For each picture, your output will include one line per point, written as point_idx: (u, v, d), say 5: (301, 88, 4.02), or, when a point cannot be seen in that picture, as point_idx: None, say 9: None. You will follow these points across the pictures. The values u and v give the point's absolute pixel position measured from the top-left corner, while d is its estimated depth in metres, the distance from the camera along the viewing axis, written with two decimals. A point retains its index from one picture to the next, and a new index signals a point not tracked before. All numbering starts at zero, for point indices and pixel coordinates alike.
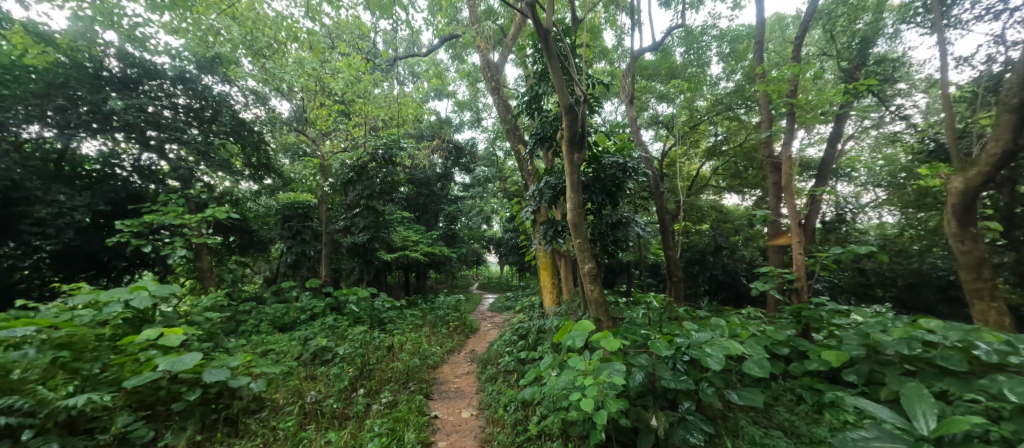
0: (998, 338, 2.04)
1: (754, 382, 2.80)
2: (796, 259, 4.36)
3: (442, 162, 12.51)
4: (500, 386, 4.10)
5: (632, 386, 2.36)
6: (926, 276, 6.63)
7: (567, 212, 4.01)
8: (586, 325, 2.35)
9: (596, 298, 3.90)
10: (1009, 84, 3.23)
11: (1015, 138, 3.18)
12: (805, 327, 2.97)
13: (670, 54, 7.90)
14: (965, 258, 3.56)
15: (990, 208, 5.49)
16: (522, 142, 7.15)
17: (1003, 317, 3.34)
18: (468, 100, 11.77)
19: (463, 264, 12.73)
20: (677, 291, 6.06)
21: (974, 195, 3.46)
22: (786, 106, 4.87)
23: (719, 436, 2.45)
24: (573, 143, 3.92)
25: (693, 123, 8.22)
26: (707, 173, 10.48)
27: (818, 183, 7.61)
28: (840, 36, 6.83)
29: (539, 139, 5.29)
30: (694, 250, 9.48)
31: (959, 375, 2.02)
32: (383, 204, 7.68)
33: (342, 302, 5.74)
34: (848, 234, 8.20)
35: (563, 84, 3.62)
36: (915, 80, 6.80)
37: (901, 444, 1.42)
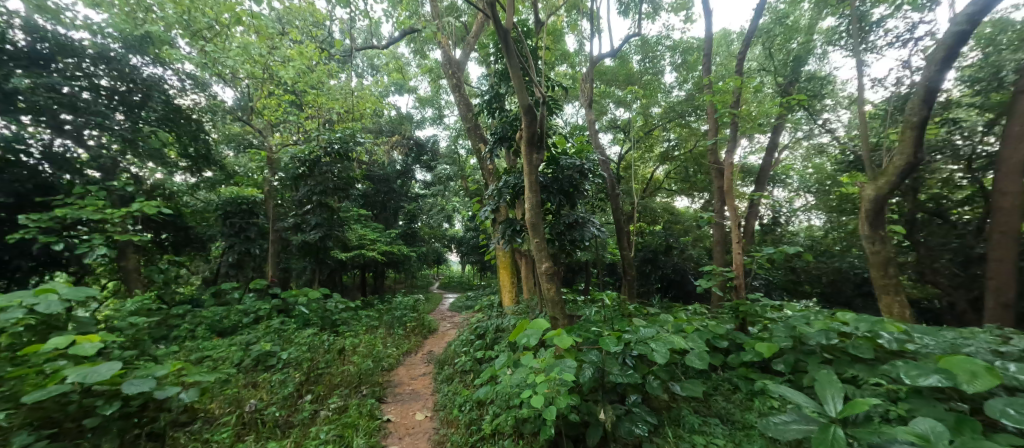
0: (897, 328, 2.31)
1: (696, 373, 2.98)
2: (735, 259, 4.69)
3: (402, 159, 12.18)
4: (455, 386, 4.07)
5: (582, 382, 2.43)
6: (845, 274, 7.38)
7: (524, 212, 4.03)
8: (541, 323, 2.38)
9: (552, 297, 3.96)
10: (912, 103, 3.66)
11: (916, 151, 3.62)
12: (742, 321, 3.19)
13: (628, 61, 8.36)
14: (875, 257, 4.01)
15: (896, 213, 6.22)
16: (483, 141, 7.15)
17: (904, 310, 3.81)
18: (431, 96, 11.67)
19: (423, 264, 12.47)
20: (630, 289, 6.30)
21: (883, 200, 3.89)
22: (730, 116, 5.23)
23: (662, 426, 2.59)
24: (531, 144, 3.96)
25: (647, 128, 8.60)
26: (660, 176, 10.93)
27: (757, 189, 8.25)
28: (778, 54, 7.45)
29: (499, 138, 5.29)
30: (647, 250, 9.92)
31: (864, 361, 2.26)
32: (337, 201, 7.35)
33: (291, 304, 5.43)
34: (782, 236, 8.94)
35: (523, 85, 3.64)
36: (839, 97, 7.53)
37: (815, 426, 1.57)
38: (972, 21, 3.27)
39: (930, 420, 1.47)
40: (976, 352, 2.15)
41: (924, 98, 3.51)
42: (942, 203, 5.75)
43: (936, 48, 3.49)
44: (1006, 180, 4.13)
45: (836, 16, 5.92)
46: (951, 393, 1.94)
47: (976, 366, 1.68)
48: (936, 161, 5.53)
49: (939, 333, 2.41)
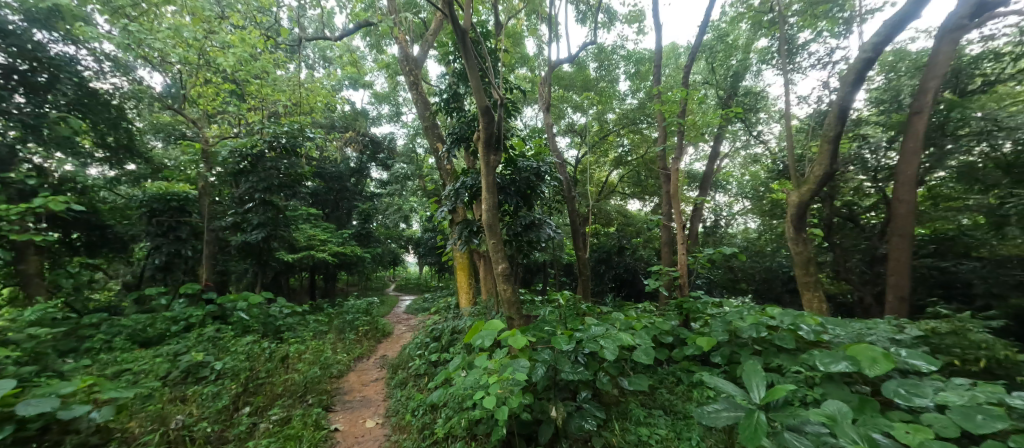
0: (814, 321, 2.58)
1: (643, 368, 3.13)
2: (680, 259, 4.98)
3: (356, 156, 11.70)
4: (409, 391, 3.98)
5: (535, 380, 2.48)
6: (775, 272, 8.09)
7: (481, 213, 4.03)
8: (496, 324, 2.40)
9: (508, 297, 3.98)
10: (830, 119, 4.09)
11: (832, 163, 4.05)
12: (685, 317, 3.39)
13: (585, 67, 8.58)
14: (799, 257, 4.44)
15: (817, 217, 6.92)
16: (441, 140, 7.06)
17: (822, 304, 4.25)
18: (387, 92, 11.30)
19: (378, 265, 12.05)
20: (585, 289, 6.46)
21: (805, 206, 4.31)
22: (677, 124, 5.56)
23: (610, 420, 2.70)
24: (489, 145, 3.97)
25: (602, 134, 8.91)
26: (614, 180, 11.34)
27: (701, 193, 8.82)
28: (720, 69, 7.99)
29: (457, 139, 5.25)
30: (601, 251, 10.28)
31: (787, 351, 2.50)
32: (283, 200, 6.92)
33: (228, 309, 5.04)
34: (722, 237, 9.62)
35: (480, 86, 3.63)
36: (772, 111, 8.25)
37: (742, 413, 1.71)
38: (877, 49, 3.72)
39: (838, 402, 1.65)
40: (878, 340, 2.44)
41: (838, 115, 3.93)
42: (853, 209, 6.48)
43: (848, 71, 3.94)
44: (902, 190, 4.74)
45: (769, 37, 6.48)
46: (857, 378, 2.19)
47: (875, 353, 1.90)
48: (849, 171, 6.23)
49: (849, 325, 2.71)
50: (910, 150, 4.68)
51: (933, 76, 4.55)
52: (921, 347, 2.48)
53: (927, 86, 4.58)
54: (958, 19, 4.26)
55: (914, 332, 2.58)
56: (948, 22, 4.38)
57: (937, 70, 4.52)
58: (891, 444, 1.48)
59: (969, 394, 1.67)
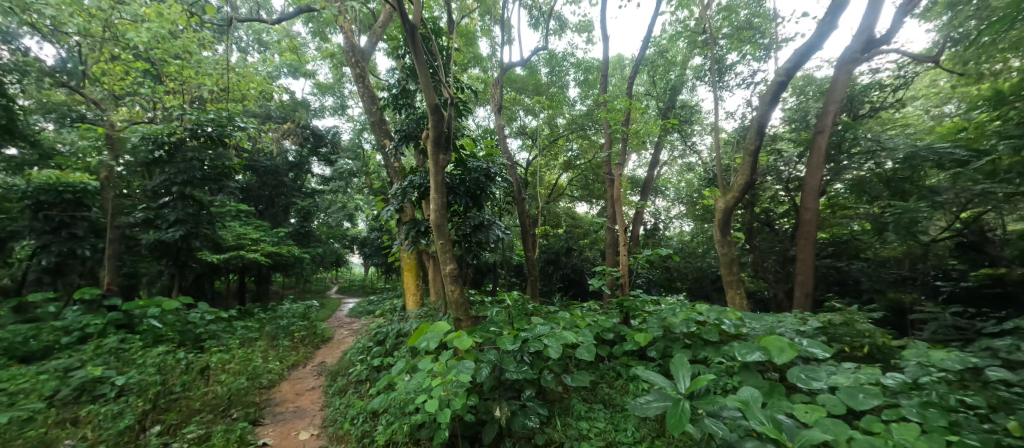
0: (735, 316, 2.83)
1: (585, 365, 3.24)
2: (622, 260, 5.23)
3: (294, 149, 10.92)
4: (349, 398, 3.79)
5: (479, 381, 2.48)
6: (705, 272, 8.79)
7: (430, 212, 3.95)
8: (441, 326, 2.36)
9: (456, 298, 3.94)
10: (751, 134, 4.52)
11: (752, 173, 4.49)
12: (625, 315, 3.56)
13: (536, 72, 8.75)
14: (724, 258, 4.87)
15: (740, 222, 7.60)
16: (388, 137, 6.83)
17: (744, 300, 4.70)
18: (330, 83, 10.68)
19: (318, 266, 11.34)
20: (533, 289, 6.54)
21: (730, 211, 4.73)
22: (621, 132, 5.85)
23: (553, 416, 2.78)
24: (438, 144, 3.90)
25: (552, 137, 9.10)
26: (563, 182, 11.63)
27: (642, 198, 9.34)
28: (660, 82, 8.54)
29: (405, 136, 5.12)
30: (550, 252, 10.54)
31: (712, 343, 2.73)
32: (208, 194, 6.29)
33: (136, 317, 4.46)
34: (660, 240, 10.27)
35: (430, 84, 3.56)
36: (704, 124, 8.96)
37: (670, 402, 1.83)
38: (789, 74, 4.19)
39: (751, 388, 1.83)
40: (786, 332, 2.74)
41: (758, 130, 4.36)
42: (770, 215, 7.23)
43: (765, 91, 4.39)
44: (807, 199, 5.38)
45: (703, 56, 7.03)
46: (768, 365, 2.45)
47: (782, 343, 2.14)
48: (766, 181, 6.94)
49: (764, 319, 3.02)
50: (815, 165, 5.33)
51: (833, 100, 5.23)
52: (820, 337, 2.82)
53: (828, 109, 5.24)
54: (853, 52, 4.92)
55: (815, 324, 2.93)
56: (845, 55, 5.06)
57: (836, 95, 5.20)
58: (792, 423, 1.68)
59: (854, 376, 1.93)
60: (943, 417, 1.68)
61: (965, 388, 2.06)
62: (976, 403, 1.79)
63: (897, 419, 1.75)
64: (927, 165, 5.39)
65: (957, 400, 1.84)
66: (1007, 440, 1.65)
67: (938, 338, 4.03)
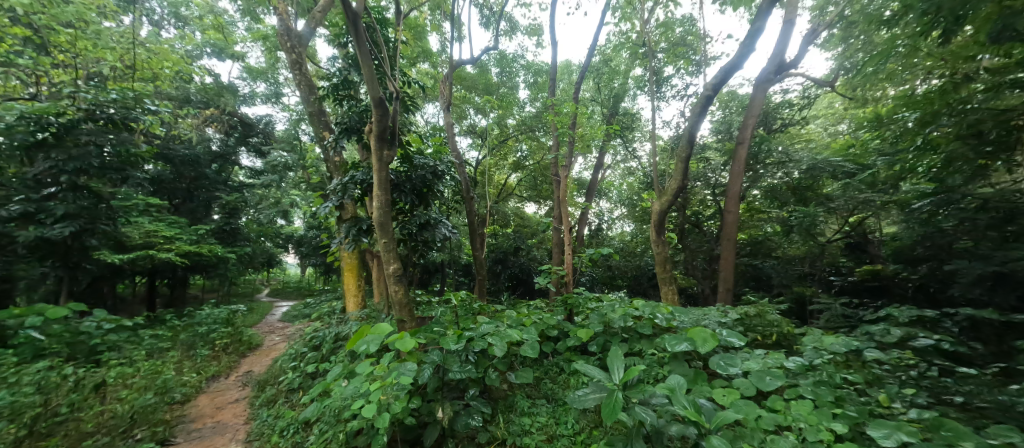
0: (667, 310, 3.05)
1: (530, 362, 3.29)
2: (567, 259, 5.40)
3: (219, 138, 9.92)
4: (278, 409, 3.53)
5: (421, 382, 2.42)
6: (643, 270, 9.35)
7: (372, 210, 3.78)
8: (383, 328, 2.28)
9: (400, 299, 3.81)
10: (683, 142, 4.88)
11: (683, 178, 4.86)
12: (569, 312, 3.66)
13: (487, 71, 8.76)
14: (659, 257, 5.21)
15: (673, 223, 8.16)
16: (329, 129, 6.47)
17: (675, 296, 5.07)
18: (263, 68, 9.83)
19: (246, 267, 10.41)
20: (481, 288, 6.50)
21: (664, 214, 5.08)
22: (568, 135, 6.04)
23: (496, 414, 2.80)
24: (381, 139, 3.75)
25: (502, 138, 9.05)
26: (512, 182, 11.70)
27: (587, 199, 9.70)
28: (605, 89, 8.93)
29: (345, 130, 4.86)
30: (498, 251, 10.62)
31: (646, 337, 2.90)
32: (108, 186, 5.50)
33: (10, 328, 3.78)
34: (603, 240, 10.75)
35: (373, 76, 3.41)
36: (644, 132, 9.52)
37: (605, 394, 1.92)
38: (715, 89, 4.58)
39: (678, 376, 1.98)
40: (710, 325, 2.99)
41: (689, 138, 4.72)
42: (699, 217, 7.85)
43: (696, 103, 4.76)
44: (730, 203, 5.93)
45: (643, 67, 7.47)
46: (694, 355, 2.66)
47: (706, 334, 2.32)
48: (696, 186, 7.54)
49: (692, 313, 3.28)
50: (736, 173, 5.88)
51: (752, 115, 5.81)
52: (739, 328, 3.12)
53: (748, 123, 5.82)
54: (768, 73, 5.51)
55: (735, 316, 3.24)
56: (762, 75, 5.64)
57: (754, 111, 5.79)
58: (711, 406, 1.84)
59: (763, 362, 2.16)
60: (831, 394, 1.93)
61: (849, 367, 2.39)
62: (855, 379, 2.09)
63: (796, 397, 1.99)
64: (824, 175, 6.18)
65: (841, 379, 2.14)
66: (878, 410, 1.94)
67: (830, 326, 4.64)
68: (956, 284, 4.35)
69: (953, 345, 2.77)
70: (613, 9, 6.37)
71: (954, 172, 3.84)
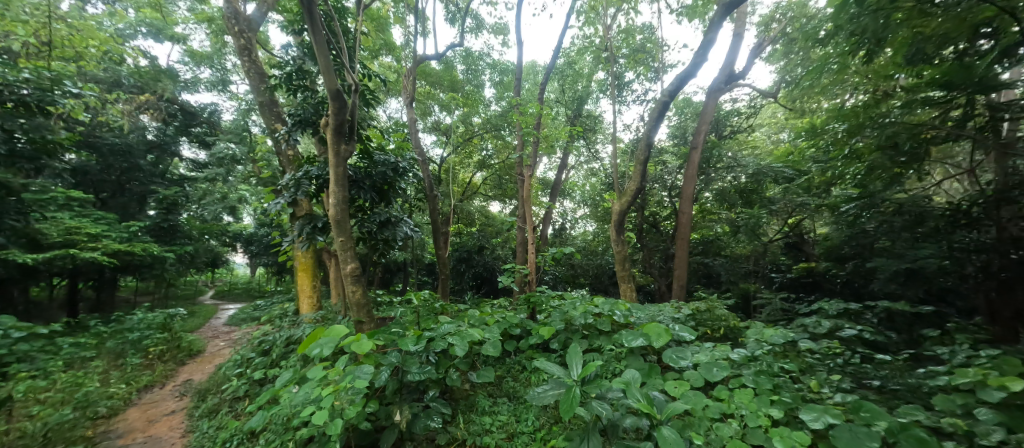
0: (625, 307, 3.14)
1: (492, 361, 3.29)
2: (530, 258, 5.44)
3: (155, 126, 9.10)
4: (222, 418, 3.31)
5: (378, 385, 2.35)
6: (603, 268, 9.63)
7: (328, 207, 3.62)
8: (338, 330, 2.18)
9: (358, 300, 3.67)
10: (642, 145, 5.07)
11: (642, 180, 5.05)
12: (531, 310, 3.69)
13: (452, 67, 8.63)
14: (619, 256, 5.38)
15: (633, 223, 8.46)
16: (282, 121, 6.13)
17: (633, 294, 5.26)
18: (208, 52, 9.12)
19: (188, 268, 9.63)
20: (444, 288, 6.41)
21: (623, 213, 5.25)
22: (532, 135, 6.09)
23: (456, 415, 2.78)
24: (339, 133, 3.60)
25: (467, 136, 8.74)
26: (477, 181, 11.62)
27: (551, 199, 9.83)
28: (569, 91, 9.09)
29: (299, 122, 4.61)
30: (462, 250, 10.54)
31: (605, 333, 2.99)
32: (17, 176, 4.89)
33: None
34: (566, 239, 10.94)
35: (330, 67, 3.26)
36: (606, 134, 9.79)
37: (563, 390, 1.95)
38: (671, 95, 4.79)
39: (633, 371, 2.05)
40: (665, 320, 3.12)
41: (646, 141, 4.91)
42: (656, 218, 8.19)
43: (653, 108, 4.95)
44: (684, 205, 6.24)
45: (605, 71, 7.69)
46: (649, 350, 2.77)
47: (659, 329, 2.43)
48: (654, 188, 7.86)
49: (648, 309, 3.41)
50: (690, 176, 6.19)
51: (705, 121, 6.14)
52: (690, 323, 3.28)
53: (701, 129, 6.14)
54: (719, 83, 5.84)
55: (687, 311, 3.41)
56: (713, 84, 5.97)
57: (707, 118, 6.11)
58: (662, 398, 1.93)
59: (711, 354, 2.29)
60: (769, 382, 2.08)
61: (786, 357, 2.58)
62: (790, 368, 2.26)
63: (739, 386, 2.12)
64: (767, 180, 6.64)
65: (779, 368, 2.31)
66: (809, 395, 2.11)
67: (770, 319, 5.01)
68: (877, 280, 4.83)
69: (872, 334, 3.08)
70: (577, 13, 6.48)
71: (876, 178, 4.26)
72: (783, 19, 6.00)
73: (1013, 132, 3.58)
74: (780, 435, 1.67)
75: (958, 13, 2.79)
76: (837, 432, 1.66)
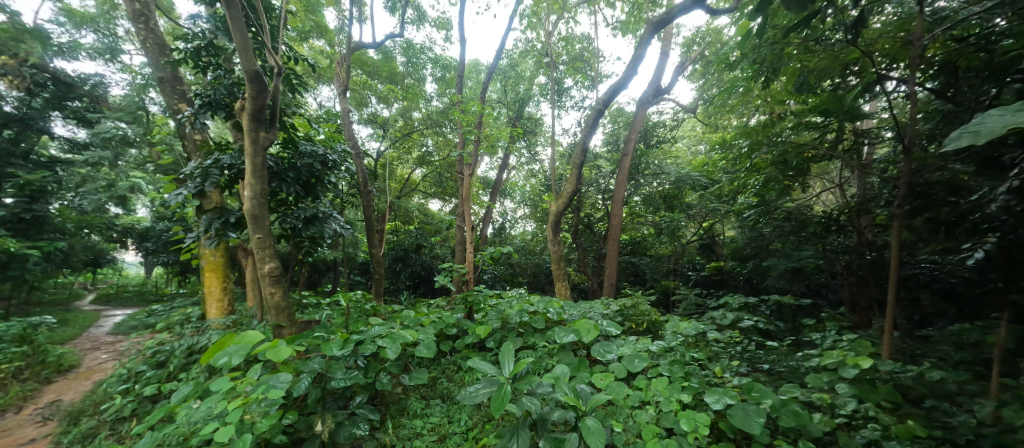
0: (558, 305, 3.24)
1: (425, 362, 3.21)
2: (468, 257, 5.39)
3: (16, 96, 7.57)
4: (101, 443, 2.86)
5: (296, 394, 2.19)
6: (540, 267, 9.88)
7: (243, 200, 3.27)
8: (250, 336, 1.99)
9: (277, 303, 3.37)
10: (578, 150, 5.27)
11: (577, 182, 5.27)
12: (468, 309, 3.66)
13: (391, 58, 8.26)
14: (556, 256, 5.55)
15: (569, 224, 8.77)
16: (188, 102, 5.44)
17: (567, 292, 5.47)
18: (92, 13, 7.82)
19: (59, 268, 8.10)
20: (377, 288, 6.11)
21: (560, 215, 5.43)
22: (474, 134, 6.06)
23: (386, 420, 2.68)
24: (257, 119, 3.27)
25: (406, 131, 8.11)
26: (416, 178, 11.26)
27: (491, 199, 9.87)
28: (512, 92, 9.21)
29: (209, 104, 4.11)
30: (398, 248, 10.17)
31: (539, 331, 3.05)
32: None
33: None
34: (505, 239, 11.05)
35: (247, 45, 2.95)
36: (545, 137, 10.04)
37: (494, 388, 1.97)
38: (605, 104, 5.07)
39: (563, 366, 2.13)
40: (594, 317, 3.29)
41: (582, 144, 5.13)
42: (590, 219, 8.59)
43: (589, 115, 5.19)
44: (615, 207, 6.63)
45: (546, 76, 7.90)
46: (580, 345, 2.89)
47: (589, 325, 2.56)
48: (589, 191, 8.24)
49: (580, 306, 3.56)
50: (621, 181, 6.59)
51: (635, 130, 6.57)
52: (618, 318, 3.49)
53: (631, 138, 6.57)
54: (647, 95, 6.29)
55: (615, 308, 3.62)
56: (643, 97, 6.41)
57: (636, 127, 6.55)
58: (587, 390, 2.03)
59: (634, 347, 2.45)
60: (682, 370, 2.29)
61: (697, 347, 2.86)
62: (699, 357, 2.50)
63: (656, 375, 2.31)
64: (686, 187, 7.30)
65: (690, 357, 2.55)
66: (713, 379, 2.36)
67: (686, 313, 5.52)
68: (772, 277, 5.53)
69: (766, 325, 3.53)
70: (520, 16, 6.59)
71: (771, 189, 4.88)
72: (701, 43, 6.65)
73: (872, 154, 4.32)
74: (687, 417, 1.85)
75: (833, 51, 3.30)
76: (734, 411, 1.88)
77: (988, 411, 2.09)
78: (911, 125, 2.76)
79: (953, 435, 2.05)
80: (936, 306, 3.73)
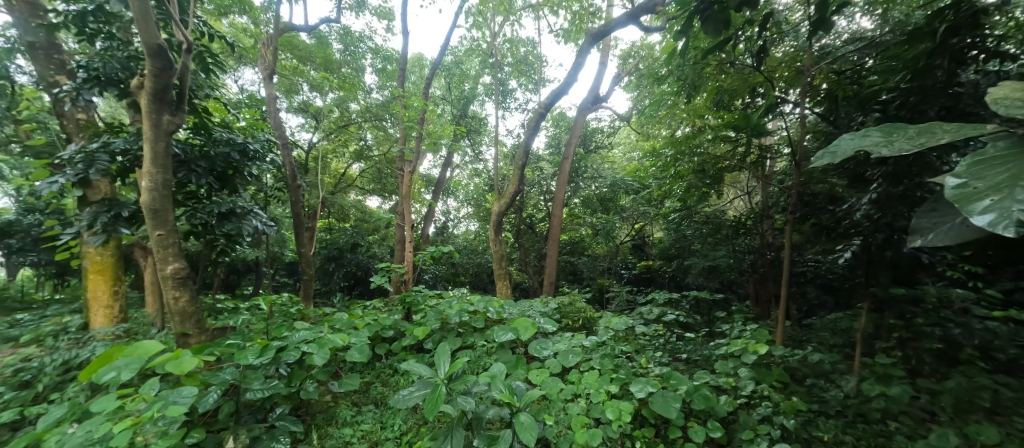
0: (498, 304, 3.25)
1: (358, 367, 3.05)
2: (407, 257, 5.18)
3: None
4: None
5: (203, 410, 1.97)
6: (482, 266, 9.87)
7: (140, 190, 2.86)
8: (146, 346, 1.76)
9: (182, 309, 2.98)
10: (522, 151, 5.34)
11: (519, 183, 5.34)
12: (406, 311, 3.53)
13: (326, 44, 7.71)
14: (498, 255, 5.58)
15: (511, 223, 8.88)
16: (70, 75, 4.62)
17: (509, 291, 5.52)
18: None
19: None
20: (306, 291, 5.68)
21: (502, 215, 5.46)
22: (415, 129, 5.86)
23: (312, 431, 2.50)
24: (159, 100, 2.88)
25: (342, 123, 7.65)
26: (354, 173, 10.66)
27: (433, 197, 9.66)
28: (456, 90, 9.11)
29: (98, 79, 3.55)
30: (331, 248, 9.55)
31: (478, 330, 3.04)
32: None
33: None
34: (447, 239, 10.89)
35: (146, 14, 2.59)
36: (489, 137, 10.05)
37: (428, 389, 1.93)
38: (547, 108, 5.21)
39: (500, 364, 2.15)
40: (533, 315, 3.36)
41: (524, 145, 5.21)
42: (531, 219, 8.76)
43: (531, 118, 5.28)
44: (556, 209, 6.83)
45: (490, 76, 7.91)
46: (518, 344, 2.93)
47: (527, 323, 2.61)
48: (531, 191, 8.41)
49: (520, 305, 3.61)
50: (561, 183, 6.82)
51: (574, 134, 6.82)
52: (556, 315, 3.60)
53: (571, 142, 6.82)
54: (586, 102, 6.57)
55: (554, 306, 3.72)
56: (582, 103, 6.68)
57: (576, 132, 6.81)
58: (522, 387, 2.08)
59: (568, 343, 2.54)
60: (612, 363, 2.43)
61: (626, 341, 3.04)
62: (627, 350, 2.67)
63: (589, 369, 2.42)
64: (620, 191, 7.73)
65: (619, 350, 2.70)
66: (639, 370, 2.53)
67: (619, 309, 5.85)
68: (693, 275, 6.06)
69: (686, 319, 3.86)
70: (466, 14, 6.53)
71: (693, 195, 5.34)
72: (636, 57, 7.10)
73: (774, 166, 4.91)
74: (613, 406, 1.97)
75: (744, 74, 3.69)
76: (654, 398, 2.03)
77: (852, 385, 2.50)
78: (802, 143, 3.19)
79: (826, 407, 2.41)
80: (819, 299, 4.35)
